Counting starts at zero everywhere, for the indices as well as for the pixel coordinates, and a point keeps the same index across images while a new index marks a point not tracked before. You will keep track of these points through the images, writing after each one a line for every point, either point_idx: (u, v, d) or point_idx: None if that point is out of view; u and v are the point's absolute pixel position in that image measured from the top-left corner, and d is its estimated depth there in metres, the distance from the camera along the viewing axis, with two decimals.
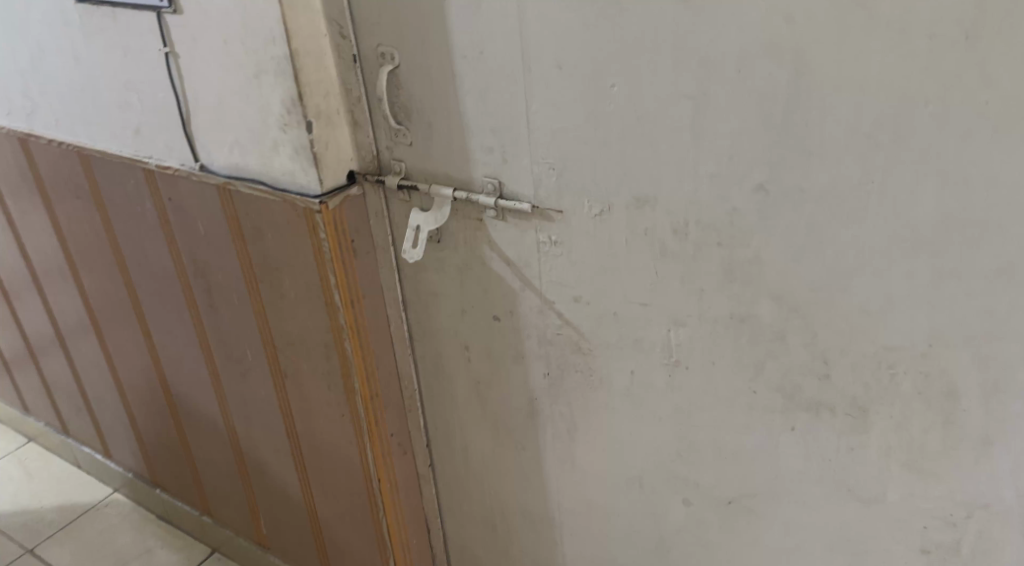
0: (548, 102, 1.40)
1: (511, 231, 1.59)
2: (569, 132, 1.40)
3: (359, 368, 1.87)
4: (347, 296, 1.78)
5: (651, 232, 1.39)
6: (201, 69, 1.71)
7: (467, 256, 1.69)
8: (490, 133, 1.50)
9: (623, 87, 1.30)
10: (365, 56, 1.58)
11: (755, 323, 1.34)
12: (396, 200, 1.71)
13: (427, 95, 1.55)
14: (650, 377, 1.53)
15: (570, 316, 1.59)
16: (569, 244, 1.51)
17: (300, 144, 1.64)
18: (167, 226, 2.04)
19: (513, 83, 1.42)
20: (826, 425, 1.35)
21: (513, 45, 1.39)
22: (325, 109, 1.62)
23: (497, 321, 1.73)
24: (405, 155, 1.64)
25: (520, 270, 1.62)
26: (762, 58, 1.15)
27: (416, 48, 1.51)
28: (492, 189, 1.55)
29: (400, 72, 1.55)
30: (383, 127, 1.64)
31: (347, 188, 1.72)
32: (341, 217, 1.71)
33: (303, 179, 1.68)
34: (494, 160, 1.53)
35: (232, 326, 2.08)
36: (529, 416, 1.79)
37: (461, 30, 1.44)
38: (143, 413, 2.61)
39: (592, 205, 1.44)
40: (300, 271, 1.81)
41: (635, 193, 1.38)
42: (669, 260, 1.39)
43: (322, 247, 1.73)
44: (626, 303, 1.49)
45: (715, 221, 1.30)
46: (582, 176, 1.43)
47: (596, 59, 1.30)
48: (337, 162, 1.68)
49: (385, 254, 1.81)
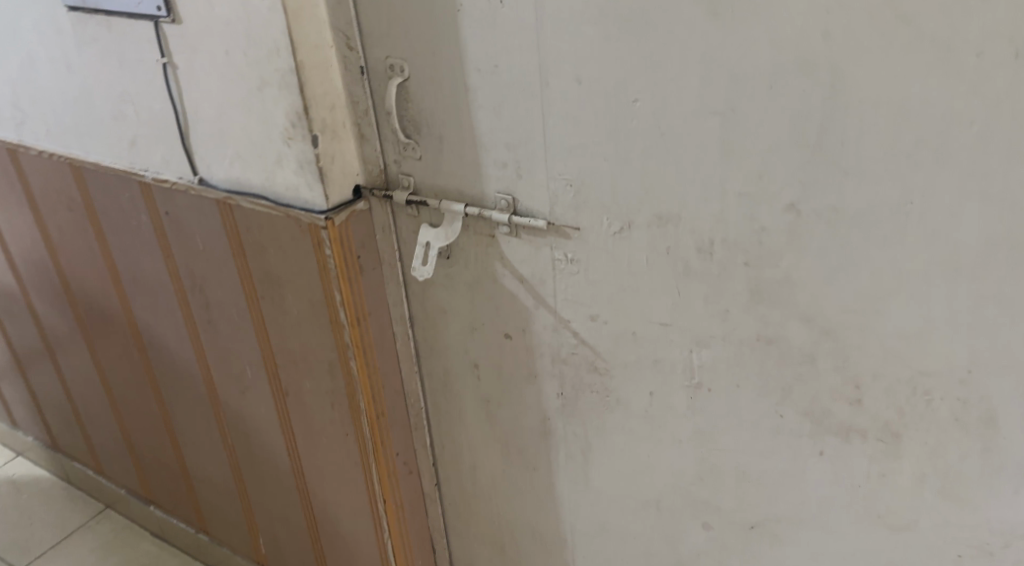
0: (565, 117, 1.35)
1: (525, 248, 1.53)
2: (588, 148, 1.35)
3: (365, 387, 1.81)
4: (353, 314, 1.72)
5: (674, 251, 1.34)
6: (201, 80, 1.65)
7: (477, 273, 1.63)
8: (503, 148, 1.45)
9: (647, 103, 1.25)
10: (373, 68, 1.53)
11: (784, 346, 1.30)
12: (404, 216, 1.66)
13: (438, 108, 1.49)
14: (670, 398, 1.48)
15: (586, 335, 1.54)
16: (586, 262, 1.46)
17: (305, 159, 1.58)
18: (164, 240, 1.98)
19: (529, 97, 1.37)
20: (857, 450, 1.31)
21: (530, 58, 1.34)
22: (331, 122, 1.57)
23: (508, 339, 1.67)
24: (414, 169, 1.59)
25: (534, 288, 1.56)
26: (796, 74, 1.11)
27: (426, 60, 1.46)
28: (505, 205, 1.50)
29: (410, 85, 1.50)
30: (391, 141, 1.59)
31: (352, 203, 1.66)
32: (347, 233, 1.65)
33: (308, 195, 1.63)
34: (508, 175, 1.47)
35: (231, 342, 2.02)
36: (541, 436, 1.74)
37: (474, 42, 1.38)
38: (137, 429, 2.54)
39: (612, 223, 1.39)
40: (304, 288, 1.76)
41: (658, 210, 1.33)
42: (692, 280, 1.34)
43: (327, 263, 1.67)
44: (646, 323, 1.44)
45: (742, 241, 1.26)
46: (601, 193, 1.38)
47: (619, 73, 1.26)
48: (343, 176, 1.63)
49: (391, 270, 1.75)
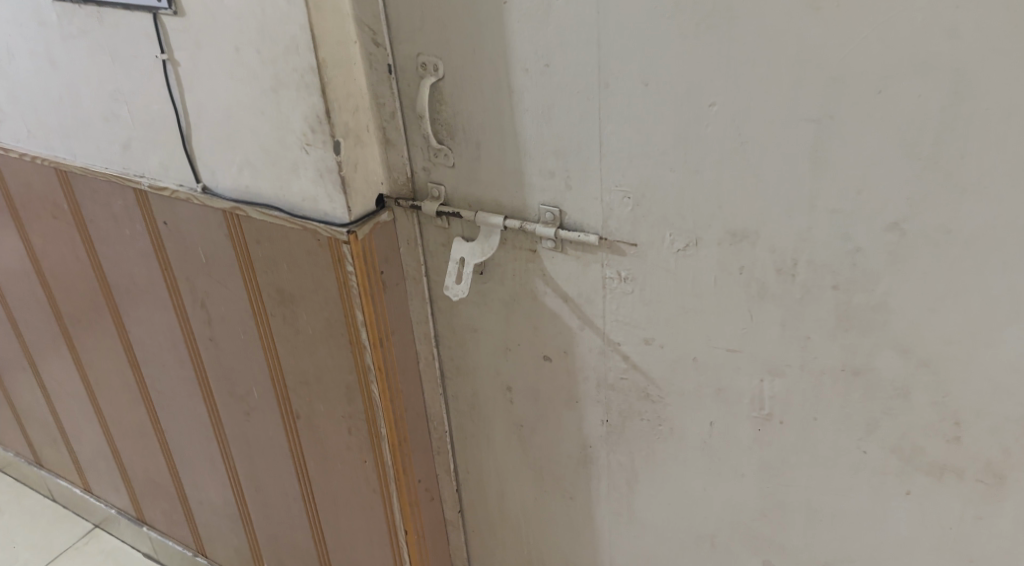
0: (627, 123, 1.21)
1: (571, 264, 1.39)
2: (651, 157, 1.21)
3: (387, 413, 1.64)
4: (376, 335, 1.56)
5: (747, 272, 1.21)
6: (207, 80, 1.50)
7: (514, 291, 1.48)
8: (551, 156, 1.31)
9: (726, 108, 1.12)
10: (402, 66, 1.38)
11: (873, 378, 1.18)
12: (432, 227, 1.51)
13: (476, 111, 1.35)
14: (734, 430, 1.34)
15: (638, 360, 1.40)
16: (642, 281, 1.32)
17: (326, 167, 1.43)
18: (162, 251, 1.81)
19: (584, 100, 1.23)
20: (951, 491, 1.19)
21: (588, 56, 1.20)
22: (354, 126, 1.43)
23: (547, 362, 1.52)
24: (447, 177, 1.45)
25: (580, 308, 1.42)
26: (908, 78, 1.00)
27: (464, 59, 1.31)
28: (551, 218, 1.35)
29: (445, 85, 1.36)
30: (421, 146, 1.45)
31: (375, 213, 1.51)
32: (370, 247, 1.50)
33: (328, 207, 1.48)
34: (556, 186, 1.33)
35: (236, 361, 1.85)
36: (580, 465, 1.58)
37: (522, 38, 1.24)
38: (129, 449, 2.37)
39: (675, 239, 1.25)
40: (320, 306, 1.60)
41: (732, 226, 1.19)
42: (768, 304, 1.21)
43: (348, 280, 1.52)
44: (709, 349, 1.30)
45: (832, 262, 1.13)
46: (663, 207, 1.24)
47: (695, 74, 1.13)
48: (366, 185, 1.48)
49: (416, 286, 1.60)
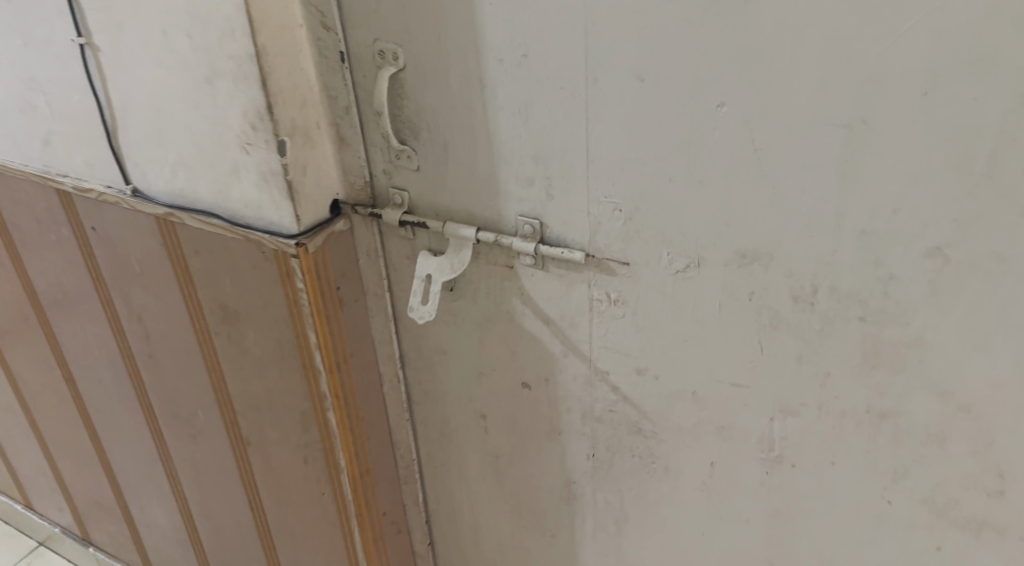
0: (619, 125, 1.03)
1: (553, 284, 1.21)
2: (647, 165, 1.04)
3: (346, 443, 1.46)
4: (332, 358, 1.38)
5: (758, 298, 1.04)
6: (131, 68, 1.30)
7: (488, 311, 1.31)
8: (530, 160, 1.13)
9: (738, 109, 0.95)
10: (357, 55, 1.19)
11: (903, 422, 1.02)
12: (395, 237, 1.33)
13: (442, 108, 1.16)
14: (738, 472, 1.18)
15: (629, 391, 1.23)
16: (635, 304, 1.15)
17: (269, 170, 1.24)
18: (91, 259, 1.61)
19: (569, 98, 1.05)
20: (989, 549, 1.04)
21: (573, 46, 1.01)
22: (302, 123, 1.23)
23: (526, 390, 1.34)
24: (411, 182, 1.26)
25: (563, 332, 1.25)
26: (960, 78, 0.83)
27: (427, 47, 1.12)
28: (530, 232, 1.18)
29: (407, 77, 1.17)
30: (380, 146, 1.26)
31: (329, 222, 1.32)
32: (323, 260, 1.32)
33: (273, 215, 1.28)
34: (536, 195, 1.15)
35: (178, 381, 1.66)
36: (562, 501, 1.41)
37: (494, 23, 1.05)
38: (69, 468, 2.18)
39: (674, 258, 1.08)
40: (268, 325, 1.41)
41: (741, 246, 1.02)
42: (782, 335, 1.05)
43: (299, 298, 1.33)
44: (711, 382, 1.14)
45: (859, 290, 0.97)
46: (661, 222, 1.07)
47: (700, 68, 0.95)
48: (317, 191, 1.29)
49: (378, 301, 1.42)
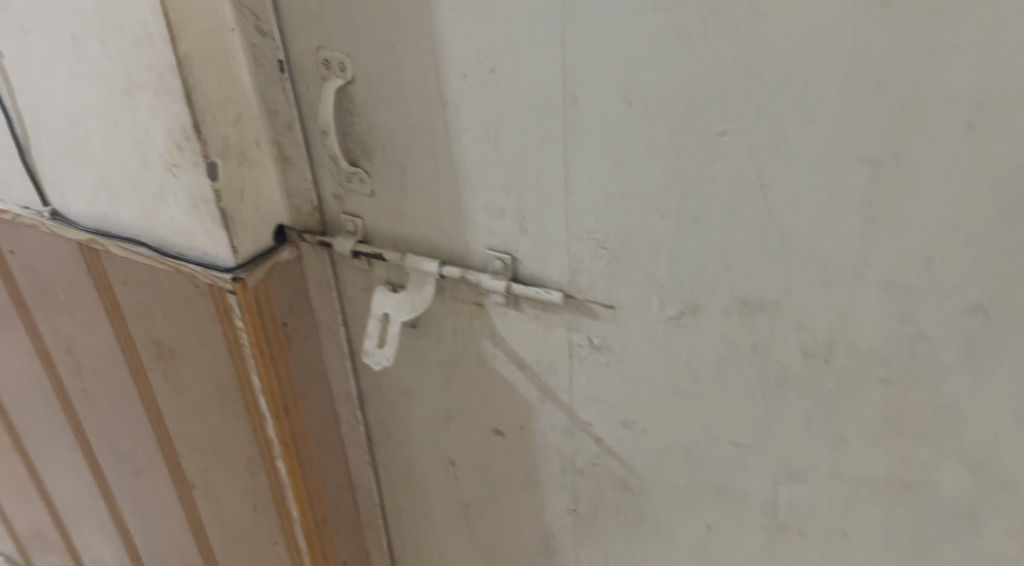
0: (602, 152, 0.88)
1: (528, 325, 1.07)
2: (634, 199, 0.89)
3: (298, 492, 1.33)
4: (278, 404, 1.24)
5: (763, 353, 0.90)
6: (40, 77, 1.13)
7: (455, 351, 1.17)
8: (499, 189, 0.98)
9: (743, 139, 0.80)
10: (299, 63, 1.03)
11: (928, 494, 0.89)
12: (348, 268, 1.18)
13: (398, 127, 1.01)
14: (738, 537, 1.05)
15: (614, 445, 1.09)
16: (621, 352, 1.01)
17: (200, 196, 1.09)
18: (13, 285, 1.44)
19: (544, 120, 0.90)
20: None
21: (548, 60, 0.86)
22: (237, 142, 1.08)
23: (498, 437, 1.21)
24: (364, 209, 1.11)
25: (539, 377, 1.10)
26: (1013, 109, 0.69)
27: (379, 57, 0.97)
28: (501, 268, 1.03)
29: (356, 91, 1.01)
30: (328, 167, 1.10)
31: (274, 251, 1.17)
32: (267, 295, 1.17)
33: (208, 245, 1.13)
34: (507, 228, 1.00)
35: (115, 418, 1.51)
36: (540, 556, 1.27)
37: (455, 31, 0.90)
38: (5, 500, 2.00)
39: (665, 304, 0.94)
40: (208, 365, 1.27)
41: (743, 293, 0.88)
42: (790, 393, 0.91)
43: (240, 339, 1.19)
44: (708, 440, 1.00)
45: (882, 348, 0.83)
46: (650, 263, 0.92)
47: (697, 90, 0.80)
48: (256, 217, 1.14)
49: (332, 336, 1.28)
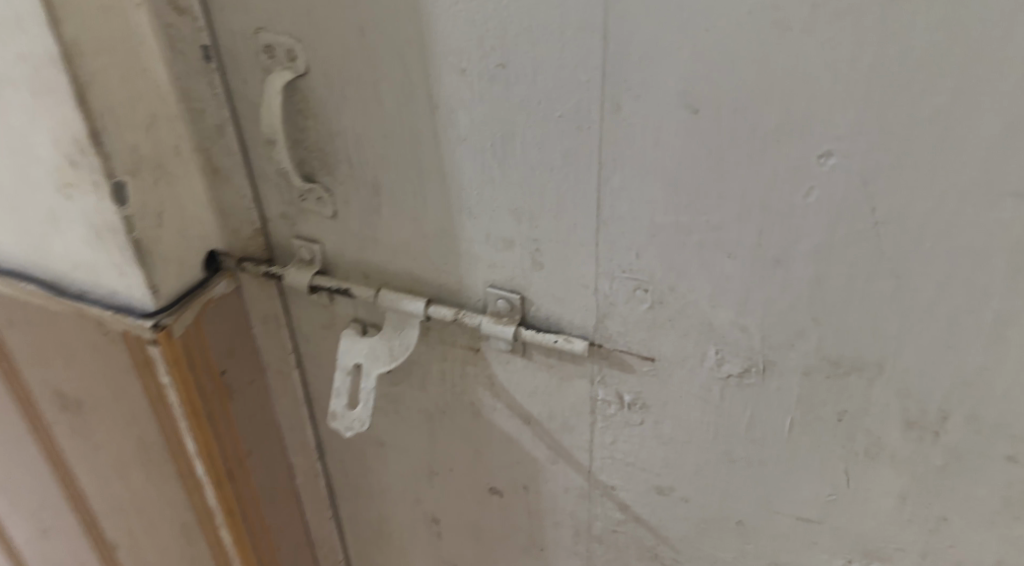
0: (653, 174, 0.66)
1: (538, 375, 0.86)
2: (691, 236, 0.68)
3: (247, 560, 1.11)
4: (218, 467, 1.02)
5: (850, 422, 0.72)
6: None
7: (443, 399, 0.96)
8: (507, 216, 0.76)
9: (855, 162, 0.59)
10: (229, 50, 0.77)
11: None
12: (304, 300, 0.96)
13: (370, 134, 0.77)
14: None
15: (642, 513, 0.92)
16: (659, 413, 0.81)
17: (103, 224, 0.83)
18: None
19: (571, 132, 0.67)
20: None
21: (582, 53, 0.63)
22: (150, 153, 0.82)
23: (495, 496, 1.02)
24: (324, 233, 0.87)
25: (550, 433, 0.91)
26: None
27: (342, 45, 0.72)
28: (506, 311, 0.82)
29: (311, 87, 0.76)
30: (272, 182, 0.86)
31: (205, 285, 0.93)
32: (199, 342, 0.94)
33: (118, 284, 0.88)
34: (515, 262, 0.79)
35: (12, 470, 1.25)
36: None
37: (449, 12, 0.66)
38: None
39: (724, 359, 0.74)
40: (126, 420, 1.03)
41: (833, 353, 0.68)
42: (880, 468, 0.74)
43: (167, 396, 0.95)
44: (766, 512, 0.83)
45: (1014, 423, 0.66)
46: (707, 312, 0.71)
47: (797, 99, 0.58)
48: (181, 244, 0.89)
49: (283, 377, 1.05)
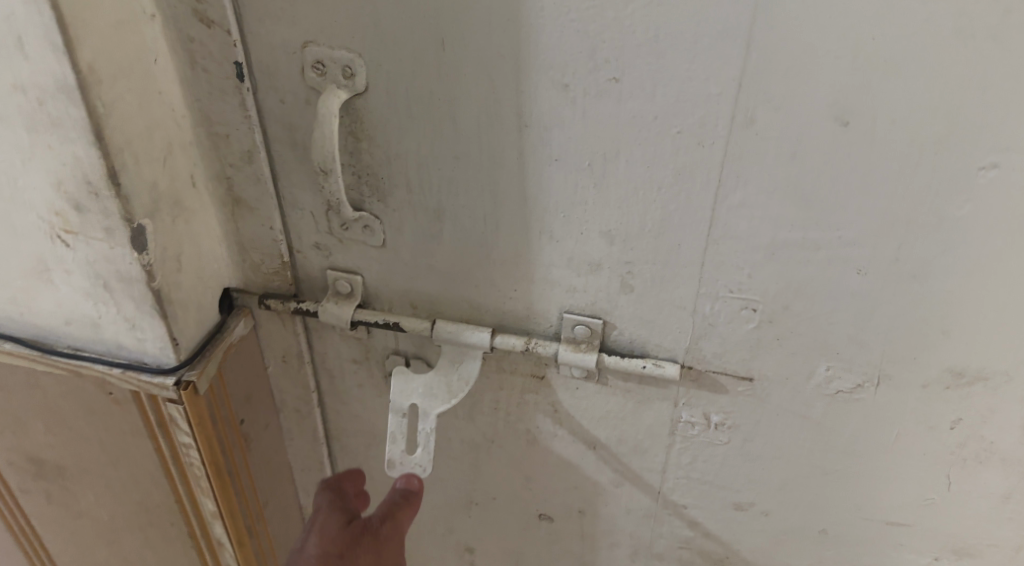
0: (783, 189, 0.62)
1: (611, 400, 0.80)
2: (819, 252, 0.64)
3: None
4: (240, 528, 0.91)
5: (965, 429, 0.70)
6: None
7: (492, 430, 0.88)
8: (598, 239, 0.69)
9: (1017, 174, 0.57)
10: (268, 67, 0.67)
11: None
12: (334, 335, 0.85)
13: (439, 156, 0.68)
14: None
15: (715, 529, 0.87)
16: (750, 429, 0.77)
17: (114, 273, 0.71)
18: None
19: (690, 148, 0.62)
20: None
21: (718, 63, 0.58)
22: (167, 187, 0.70)
23: (544, 522, 0.95)
24: (366, 263, 0.78)
25: (618, 459, 0.85)
26: None
27: (417, 59, 0.63)
28: (585, 336, 0.75)
29: (371, 107, 0.67)
30: (308, 210, 0.75)
31: (222, 329, 0.81)
32: (221, 393, 0.83)
33: (128, 338, 0.76)
34: (600, 287, 0.72)
35: None
36: None
37: (559, 21, 0.59)
38: None
39: (835, 376, 0.71)
40: (124, 484, 0.91)
41: (957, 362, 0.67)
42: (989, 470, 0.73)
43: (185, 457, 0.84)
44: (855, 520, 0.81)
45: None
46: (823, 328, 0.68)
47: (965, 111, 0.56)
48: (198, 287, 0.77)
49: (299, 419, 0.94)
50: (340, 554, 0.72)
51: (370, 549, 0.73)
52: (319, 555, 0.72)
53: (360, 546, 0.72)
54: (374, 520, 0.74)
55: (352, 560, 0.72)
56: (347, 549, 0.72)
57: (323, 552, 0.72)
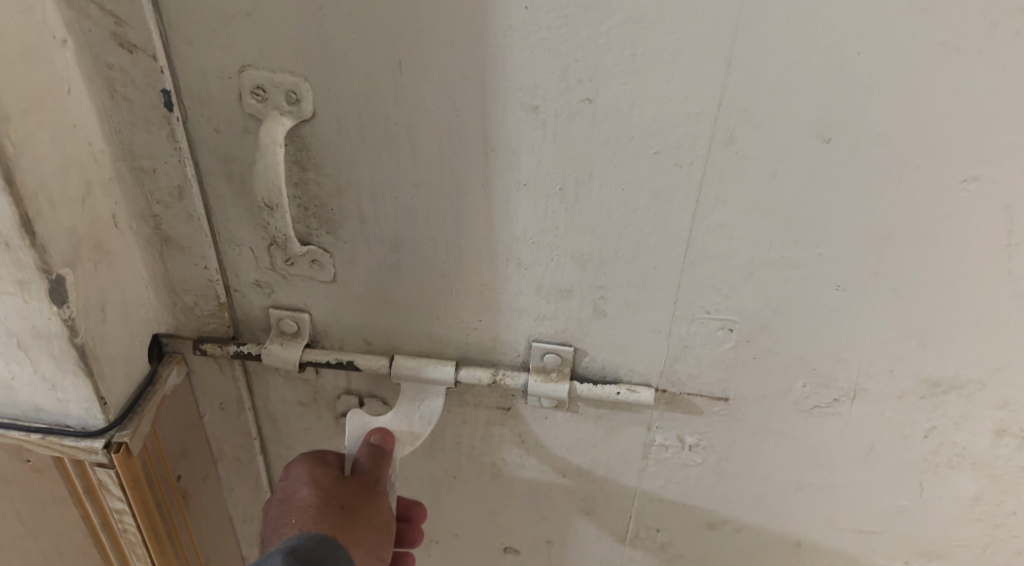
0: (764, 208, 0.60)
1: (580, 427, 0.77)
2: (799, 268, 0.62)
3: None
4: None
5: (939, 436, 0.70)
6: None
7: (454, 465, 0.83)
8: (570, 264, 0.65)
9: (998, 187, 0.56)
10: (201, 94, 0.61)
11: None
12: (277, 376, 0.79)
13: (397, 185, 0.63)
14: None
15: (687, 548, 0.85)
16: (725, 449, 0.75)
17: (29, 330, 0.63)
18: None
19: (667, 169, 0.59)
20: None
21: (697, 81, 0.55)
22: (88, 229, 0.63)
23: (510, 554, 0.90)
24: (314, 299, 0.71)
25: (587, 486, 0.81)
26: None
27: (370, 80, 0.58)
28: (555, 366, 0.71)
29: (319, 134, 0.62)
30: (248, 246, 0.69)
31: (154, 380, 0.73)
32: (157, 451, 0.75)
33: (46, 400, 0.67)
34: (570, 314, 0.68)
35: None
36: None
37: (526, 40, 0.55)
38: None
39: (812, 392, 0.69)
40: (46, 559, 0.81)
41: (933, 372, 0.66)
42: (961, 474, 0.72)
43: (117, 524, 0.76)
44: (828, 531, 0.80)
45: None
46: (802, 345, 0.66)
47: (948, 124, 0.55)
48: (127, 338, 0.69)
49: (240, 468, 0.87)
50: (342, 505, 0.66)
51: (369, 503, 0.68)
52: (318, 506, 0.65)
53: (360, 498, 0.68)
54: (365, 475, 0.70)
55: (354, 511, 0.67)
56: (347, 500, 0.67)
57: (323, 503, 0.66)
